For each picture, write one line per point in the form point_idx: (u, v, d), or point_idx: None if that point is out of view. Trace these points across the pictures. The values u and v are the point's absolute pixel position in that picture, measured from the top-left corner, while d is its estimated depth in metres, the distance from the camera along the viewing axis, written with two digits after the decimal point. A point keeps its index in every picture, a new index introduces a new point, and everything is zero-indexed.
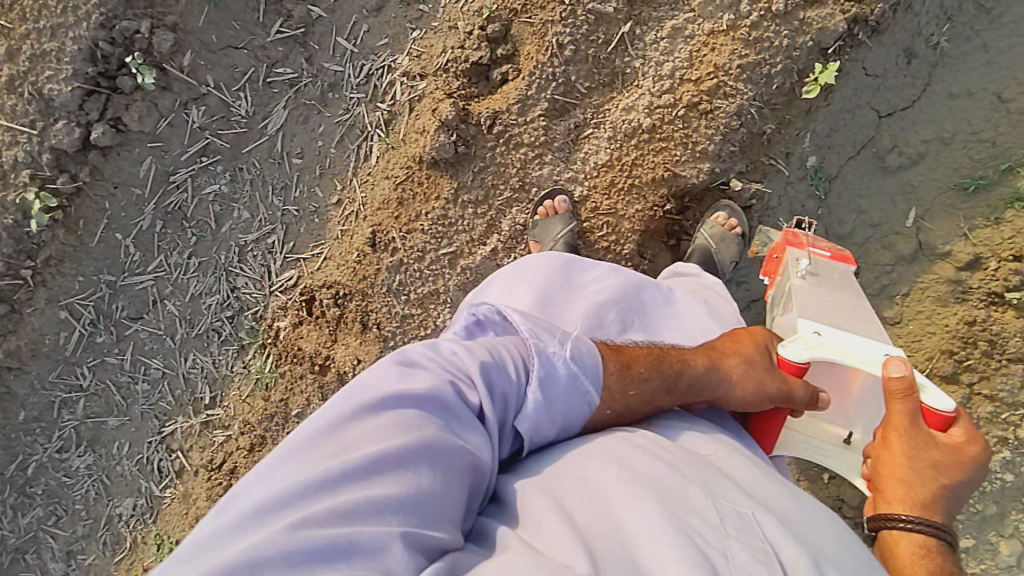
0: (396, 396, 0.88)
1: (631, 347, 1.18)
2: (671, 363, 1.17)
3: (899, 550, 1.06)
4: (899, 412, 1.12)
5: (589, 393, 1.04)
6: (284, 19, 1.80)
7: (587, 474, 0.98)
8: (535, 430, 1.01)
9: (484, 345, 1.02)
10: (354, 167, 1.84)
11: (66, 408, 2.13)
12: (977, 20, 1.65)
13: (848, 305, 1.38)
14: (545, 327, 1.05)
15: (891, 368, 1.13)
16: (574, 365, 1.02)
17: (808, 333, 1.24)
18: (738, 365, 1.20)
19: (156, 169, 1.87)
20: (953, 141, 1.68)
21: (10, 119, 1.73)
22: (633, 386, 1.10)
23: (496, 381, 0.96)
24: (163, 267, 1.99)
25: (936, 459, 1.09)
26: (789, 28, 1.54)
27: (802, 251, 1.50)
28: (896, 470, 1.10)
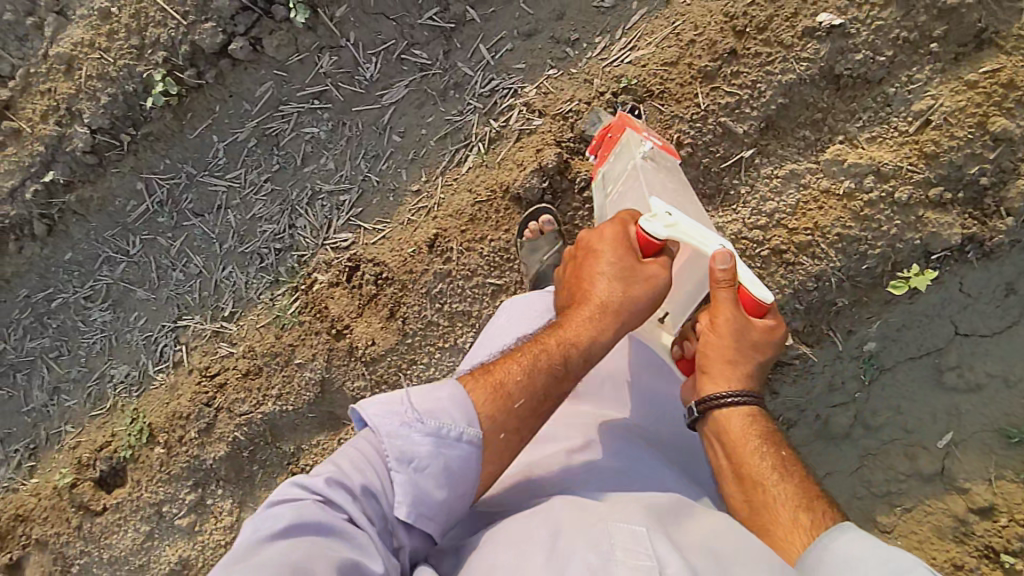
0: (262, 540, 0.95)
1: (510, 358, 1.22)
2: (551, 352, 1.23)
3: (728, 426, 1.30)
4: (723, 298, 1.29)
5: (462, 431, 1.06)
6: (439, 10, 1.83)
7: (500, 536, 1.06)
8: (420, 501, 1.04)
9: (333, 460, 1.08)
10: (444, 168, 1.88)
11: (107, 265, 2.25)
12: None
13: (676, 187, 1.49)
14: (388, 401, 1.09)
15: (720, 261, 1.27)
16: (428, 422, 1.06)
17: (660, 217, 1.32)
18: (617, 291, 1.29)
19: (272, 94, 1.95)
20: (1016, 386, 1.62)
21: (168, 3, 1.84)
22: (516, 395, 1.15)
23: (354, 483, 1.04)
24: (240, 181, 2.07)
25: (755, 339, 1.31)
26: (903, 219, 1.50)
27: (642, 136, 1.52)
28: (723, 354, 1.31)
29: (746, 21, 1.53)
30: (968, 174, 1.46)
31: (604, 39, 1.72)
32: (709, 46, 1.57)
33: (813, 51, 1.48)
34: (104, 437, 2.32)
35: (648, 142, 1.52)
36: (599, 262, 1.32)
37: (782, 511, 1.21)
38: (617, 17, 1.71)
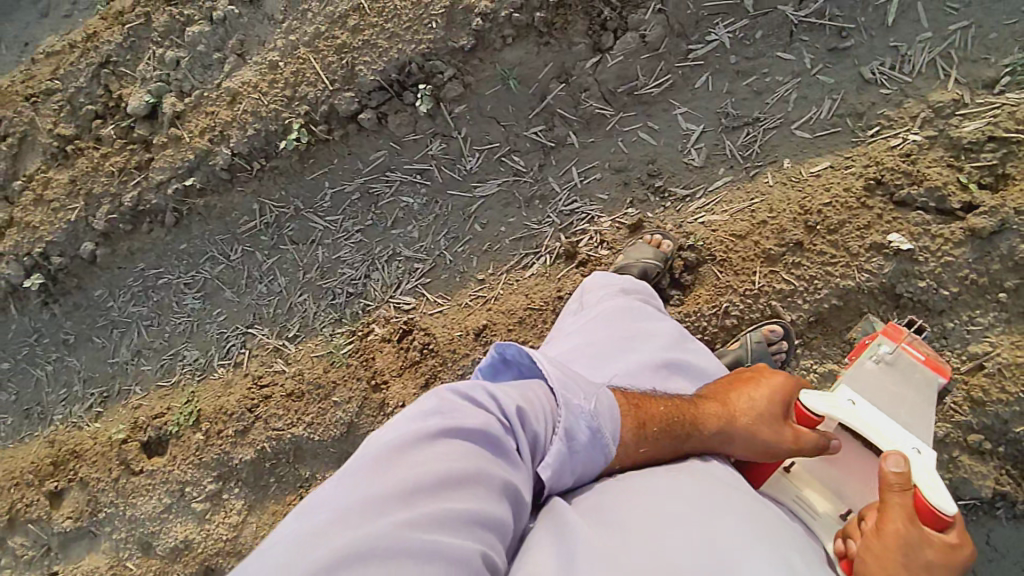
0: (448, 431, 0.96)
1: (656, 403, 1.25)
2: (681, 423, 1.24)
3: None
4: (893, 503, 1.11)
5: (607, 443, 1.12)
6: (545, 128, 2.02)
7: (670, 501, 1.09)
8: (557, 476, 1.08)
9: (518, 390, 1.08)
10: (510, 267, 2.03)
11: (211, 263, 2.52)
12: None
13: (906, 400, 1.33)
14: (567, 373, 1.14)
15: (890, 460, 1.14)
16: (596, 421, 1.11)
17: (843, 399, 1.29)
18: (750, 413, 1.28)
19: (382, 161, 2.21)
20: None
21: (322, 69, 2.15)
22: (643, 442, 1.18)
23: (530, 428, 1.04)
24: (337, 225, 2.31)
25: (929, 561, 1.06)
26: (935, 455, 1.47)
27: (895, 343, 1.43)
28: (882, 562, 1.06)
29: (818, 220, 1.61)
30: (1012, 430, 1.42)
31: (686, 193, 1.83)
32: (778, 231, 1.66)
33: (877, 265, 1.53)
34: (159, 407, 2.52)
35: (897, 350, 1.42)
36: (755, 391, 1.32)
37: None
38: (703, 177, 1.82)
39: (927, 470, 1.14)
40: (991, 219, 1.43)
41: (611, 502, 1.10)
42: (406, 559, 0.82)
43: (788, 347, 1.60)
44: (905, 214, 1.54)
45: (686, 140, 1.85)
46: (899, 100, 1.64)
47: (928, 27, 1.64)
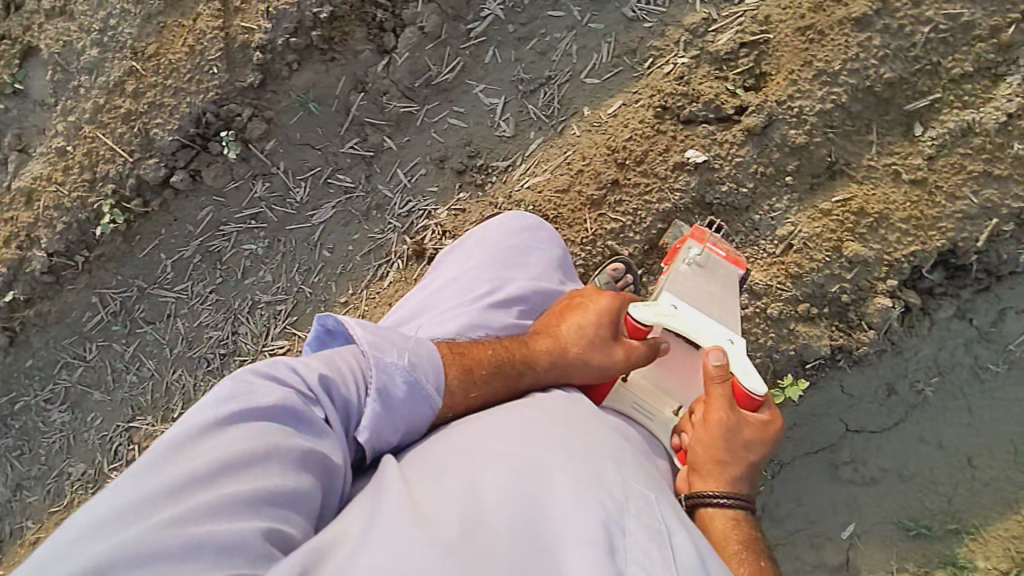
0: (241, 414, 0.98)
1: (485, 350, 1.30)
2: (512, 364, 1.30)
3: (717, 520, 1.23)
4: (717, 393, 1.30)
5: (429, 396, 1.18)
6: (359, 140, 2.02)
7: (491, 442, 1.11)
8: (378, 435, 1.13)
9: (325, 359, 1.14)
10: (369, 281, 2.04)
11: (65, 369, 2.32)
12: (969, 383, 1.65)
13: (716, 294, 1.48)
14: (381, 333, 1.19)
15: (713, 357, 1.31)
16: (411, 373, 1.17)
17: (667, 305, 1.41)
18: (578, 342, 1.34)
19: (212, 217, 2.14)
20: (909, 480, 1.68)
21: (116, 142, 2.05)
22: (473, 386, 1.24)
23: (338, 394, 1.10)
24: (187, 292, 2.22)
25: (747, 438, 1.28)
26: (777, 332, 1.59)
27: (700, 244, 1.55)
28: (711, 446, 1.26)
29: (625, 155, 1.72)
30: (829, 291, 1.56)
31: (506, 163, 1.90)
32: (595, 176, 1.75)
33: (685, 182, 1.65)
34: None
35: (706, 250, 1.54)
36: (582, 316, 1.37)
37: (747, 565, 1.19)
38: (517, 145, 1.90)
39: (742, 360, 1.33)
40: (760, 116, 1.58)
41: (431, 457, 1.11)
42: (184, 554, 0.84)
43: (633, 279, 1.66)
44: (693, 129, 1.66)
45: (493, 115, 1.92)
46: (661, 29, 1.77)
47: None
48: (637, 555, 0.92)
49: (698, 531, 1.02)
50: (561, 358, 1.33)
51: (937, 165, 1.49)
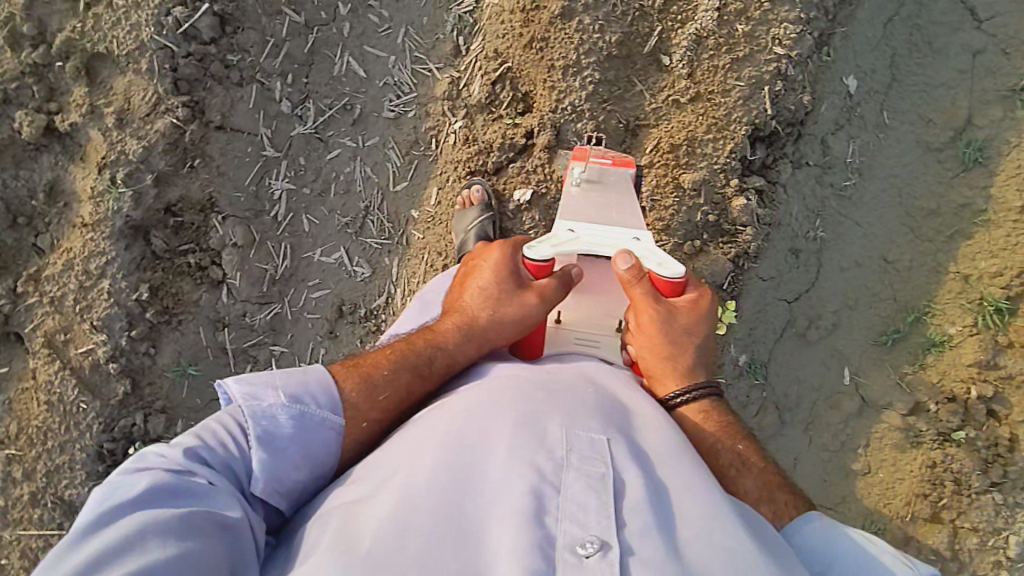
0: (114, 506, 0.91)
1: (387, 352, 1.29)
2: (418, 354, 1.29)
3: (690, 416, 1.30)
4: (640, 294, 1.33)
5: (325, 417, 1.13)
6: (252, 365, 1.97)
7: (433, 425, 1.09)
8: (278, 479, 1.08)
9: (197, 429, 1.07)
10: None
11: None
12: (843, 206, 1.84)
13: (612, 203, 1.50)
14: (252, 380, 1.12)
15: (623, 261, 1.34)
16: (296, 407, 1.11)
17: (563, 233, 1.42)
18: (484, 307, 1.33)
19: None
20: (858, 305, 1.86)
21: (39, 527, 1.85)
22: (381, 390, 1.21)
23: (215, 457, 1.04)
24: None
25: (682, 325, 1.33)
26: None
27: (582, 162, 1.55)
28: (654, 348, 1.31)
29: None
30: (698, 221, 1.69)
31: (383, 299, 1.96)
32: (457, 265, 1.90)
33: (530, 221, 1.76)
34: None
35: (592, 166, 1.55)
36: (479, 279, 1.36)
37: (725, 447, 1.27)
38: (382, 277, 1.96)
39: (649, 253, 1.37)
40: (547, 133, 1.70)
41: (366, 467, 1.08)
42: None
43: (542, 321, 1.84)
44: (506, 174, 1.77)
45: (345, 266, 1.97)
46: (424, 110, 1.87)
47: (384, 53, 1.88)
48: (572, 513, 0.94)
49: (645, 467, 1.03)
50: (473, 329, 1.32)
51: (699, 76, 1.64)
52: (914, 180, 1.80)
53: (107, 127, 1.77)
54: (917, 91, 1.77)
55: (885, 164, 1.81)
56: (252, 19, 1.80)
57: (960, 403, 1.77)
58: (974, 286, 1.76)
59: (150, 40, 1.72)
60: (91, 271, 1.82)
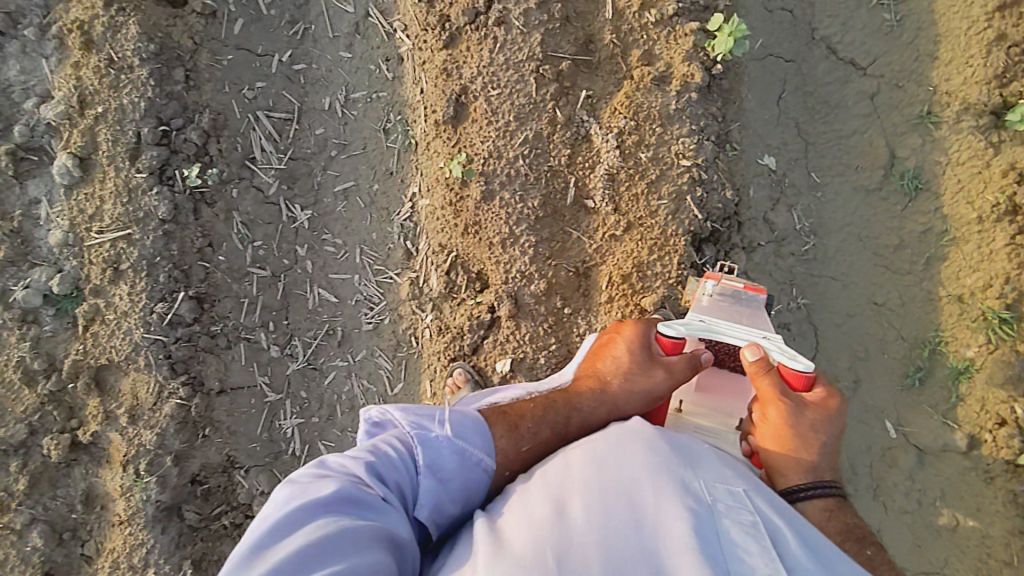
0: (311, 505, 1.02)
1: (528, 408, 1.42)
2: (556, 409, 1.42)
3: (814, 512, 1.33)
4: (767, 386, 1.35)
5: (479, 458, 1.25)
6: None
7: (579, 465, 1.16)
8: (438, 511, 1.18)
9: (371, 447, 1.20)
10: None
11: None
12: (812, 267, 1.83)
13: (746, 314, 1.48)
14: (419, 414, 1.28)
15: (754, 349, 1.36)
16: (458, 442, 1.25)
17: (698, 320, 1.44)
18: (616, 377, 1.46)
19: None
20: (869, 355, 1.80)
21: None
22: (525, 439, 1.35)
23: (389, 477, 1.15)
24: None
25: (812, 420, 1.35)
26: None
27: (715, 279, 1.56)
28: (782, 441, 1.34)
29: None
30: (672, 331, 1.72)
31: None
32: None
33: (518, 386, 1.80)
34: None
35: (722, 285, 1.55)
36: (616, 349, 1.52)
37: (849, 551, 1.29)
38: None
39: (782, 348, 1.38)
40: (507, 301, 1.78)
41: (508, 509, 1.14)
42: None
43: None
44: (484, 350, 1.84)
45: None
46: (396, 313, 1.97)
47: (349, 274, 1.99)
48: (734, 554, 0.99)
49: (785, 517, 1.09)
50: (605, 399, 1.45)
51: (624, 206, 1.73)
52: (866, 223, 1.80)
53: (122, 426, 1.90)
54: (834, 145, 1.80)
55: (835, 217, 1.82)
56: (225, 289, 1.95)
57: (1014, 424, 1.67)
58: (972, 304, 1.71)
59: (143, 338, 1.88)
60: (137, 564, 1.90)
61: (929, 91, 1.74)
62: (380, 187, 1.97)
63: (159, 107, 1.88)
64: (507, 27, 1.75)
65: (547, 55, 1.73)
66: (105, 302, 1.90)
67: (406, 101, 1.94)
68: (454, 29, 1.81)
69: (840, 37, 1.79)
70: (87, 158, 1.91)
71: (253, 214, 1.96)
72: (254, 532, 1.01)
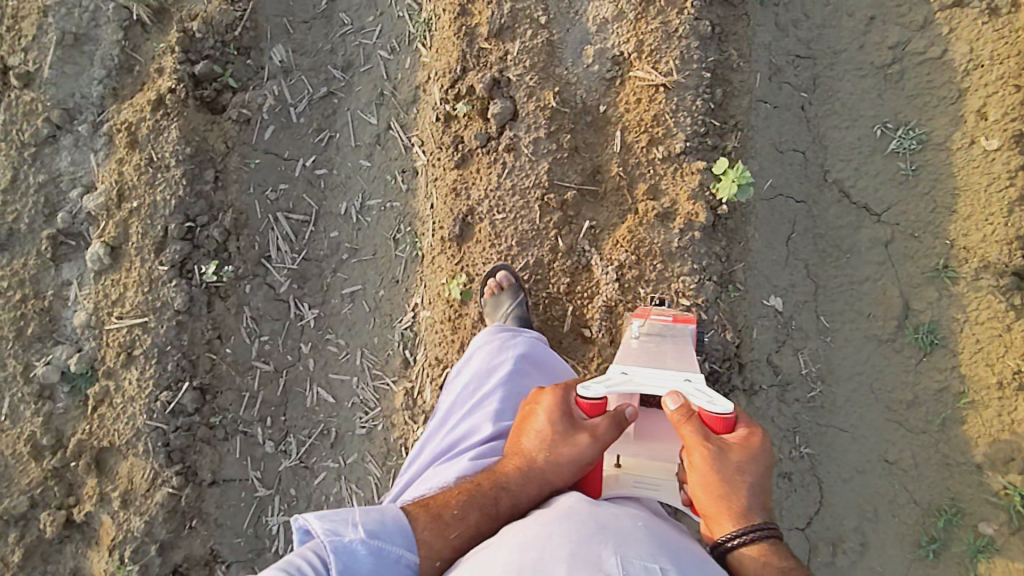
0: None
1: (452, 495, 1.32)
2: (480, 493, 1.31)
3: (751, 561, 1.19)
4: (689, 434, 1.23)
5: (399, 553, 1.22)
6: None
7: (503, 549, 1.13)
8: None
9: (288, 566, 1.19)
10: None
11: None
12: (817, 415, 1.74)
13: (672, 353, 1.43)
14: (335, 517, 1.25)
15: (674, 400, 1.25)
16: (375, 541, 1.21)
17: (616, 373, 1.32)
18: (541, 448, 1.31)
19: None
20: (879, 516, 1.68)
21: None
22: (452, 527, 1.26)
23: None
24: None
25: (736, 463, 1.21)
26: None
27: (643, 319, 1.54)
28: (710, 492, 1.20)
29: None
30: None
31: None
32: None
33: None
34: None
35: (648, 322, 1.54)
36: (535, 418, 1.35)
37: None
38: None
39: (701, 393, 1.27)
40: None
41: None
42: None
43: None
44: None
45: None
46: (390, 420, 1.98)
47: (348, 376, 2.02)
48: None
49: None
50: (536, 471, 1.31)
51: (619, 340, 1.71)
52: (880, 373, 1.72)
53: (114, 509, 1.93)
54: (846, 291, 1.78)
55: (845, 364, 1.75)
56: (228, 381, 2.00)
57: None
58: (991, 477, 1.61)
59: (145, 424, 1.92)
60: None
61: (946, 245, 1.73)
62: (385, 294, 2.01)
63: (187, 205, 1.98)
64: (517, 153, 1.80)
65: (552, 183, 1.77)
66: (114, 385, 1.97)
67: (416, 213, 2.00)
68: (466, 150, 1.88)
69: (853, 182, 1.82)
70: (119, 247, 2.01)
71: (262, 309, 2.02)
72: None
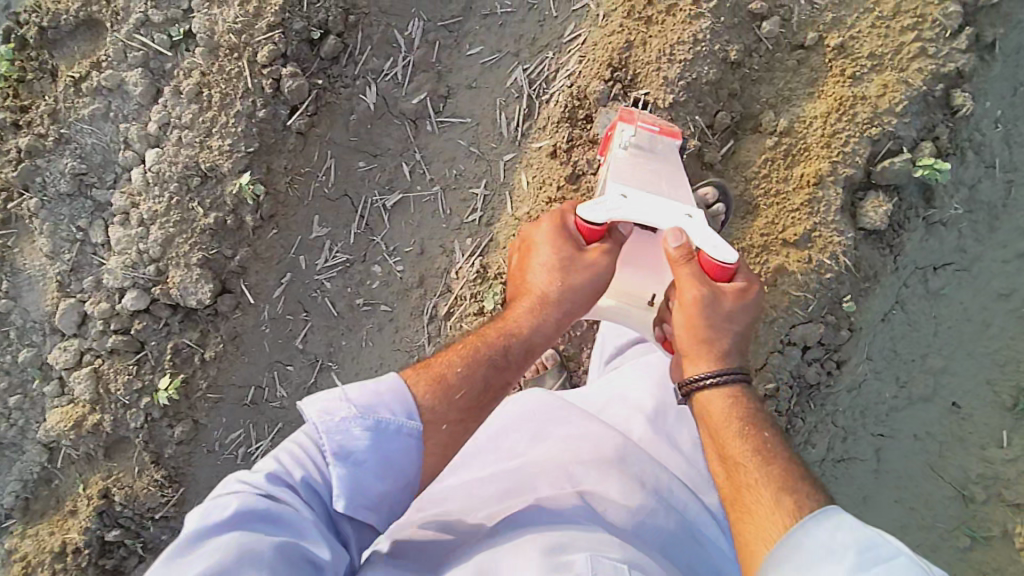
0: (214, 525, 1.04)
1: (444, 356, 1.32)
2: (490, 347, 1.34)
3: (715, 412, 1.27)
4: (685, 274, 1.31)
5: (402, 424, 1.17)
6: None
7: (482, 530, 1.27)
8: (360, 489, 1.14)
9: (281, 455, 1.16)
10: None
11: None
12: None
13: (660, 172, 1.51)
14: (324, 396, 1.16)
15: (673, 239, 1.32)
16: (369, 419, 1.15)
17: (617, 197, 1.38)
18: (553, 281, 1.38)
19: None
20: None
21: None
22: (448, 391, 1.25)
23: (293, 481, 1.14)
24: None
25: (722, 307, 1.29)
26: None
27: (631, 125, 1.56)
28: (692, 329, 1.30)
29: None
30: None
31: None
32: None
33: None
34: None
35: (639, 129, 1.55)
36: (539, 253, 1.40)
37: (769, 499, 1.14)
38: None
39: (706, 232, 1.33)
40: None
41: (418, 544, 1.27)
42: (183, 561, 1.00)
43: None
44: None
45: None
46: None
47: None
48: None
49: None
50: (558, 293, 1.38)
51: None
52: None
53: None
54: None
55: None
56: None
57: None
58: None
59: None
60: None
61: None
62: None
63: None
64: None
65: None
66: None
67: None
68: None
69: None
70: None
71: None
72: (173, 544, 1.04)
